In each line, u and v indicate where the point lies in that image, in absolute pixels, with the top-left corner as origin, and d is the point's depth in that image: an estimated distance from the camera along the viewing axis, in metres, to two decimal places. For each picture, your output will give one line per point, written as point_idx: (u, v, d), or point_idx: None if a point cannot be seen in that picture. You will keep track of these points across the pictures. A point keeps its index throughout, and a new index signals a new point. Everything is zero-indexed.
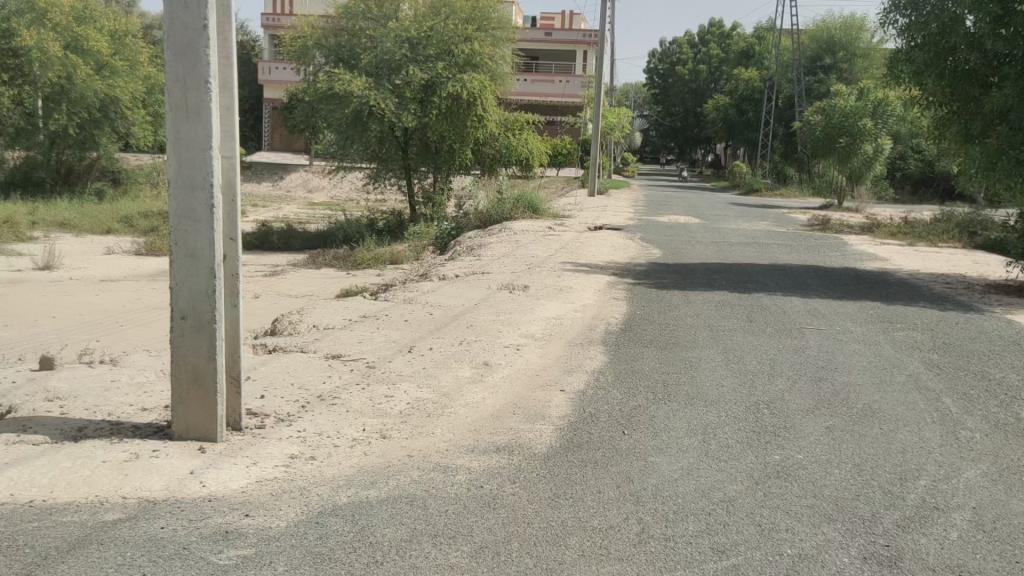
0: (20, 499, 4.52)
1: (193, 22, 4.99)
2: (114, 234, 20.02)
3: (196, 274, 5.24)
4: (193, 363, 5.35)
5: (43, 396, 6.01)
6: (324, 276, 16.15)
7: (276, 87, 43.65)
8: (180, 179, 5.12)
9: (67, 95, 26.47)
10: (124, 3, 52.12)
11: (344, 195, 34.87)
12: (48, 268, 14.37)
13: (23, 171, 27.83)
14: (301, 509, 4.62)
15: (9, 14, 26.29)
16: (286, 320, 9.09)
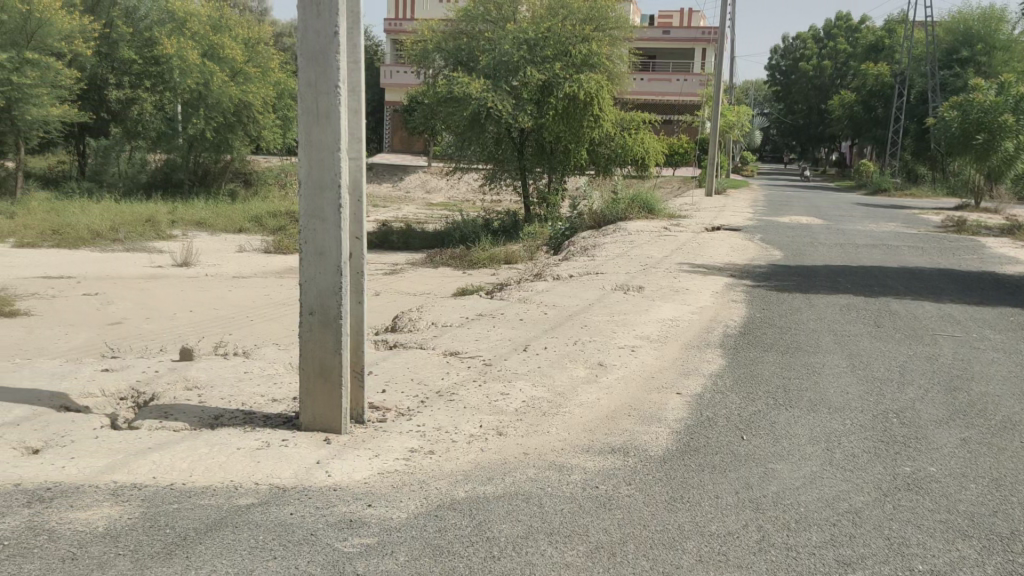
0: (163, 481, 4.82)
1: (324, 29, 5.20)
2: (245, 233, 21.02)
3: (324, 271, 5.46)
4: (320, 357, 5.57)
5: (183, 385, 6.39)
6: (442, 275, 16.50)
7: (397, 90, 44.79)
8: (310, 180, 5.35)
9: (205, 100, 28.01)
10: (257, 13, 54.77)
11: (461, 195, 35.46)
12: (186, 264, 15.25)
13: (164, 172, 29.59)
14: (420, 501, 4.74)
15: (151, 24, 29.27)
16: (406, 317, 9.33)
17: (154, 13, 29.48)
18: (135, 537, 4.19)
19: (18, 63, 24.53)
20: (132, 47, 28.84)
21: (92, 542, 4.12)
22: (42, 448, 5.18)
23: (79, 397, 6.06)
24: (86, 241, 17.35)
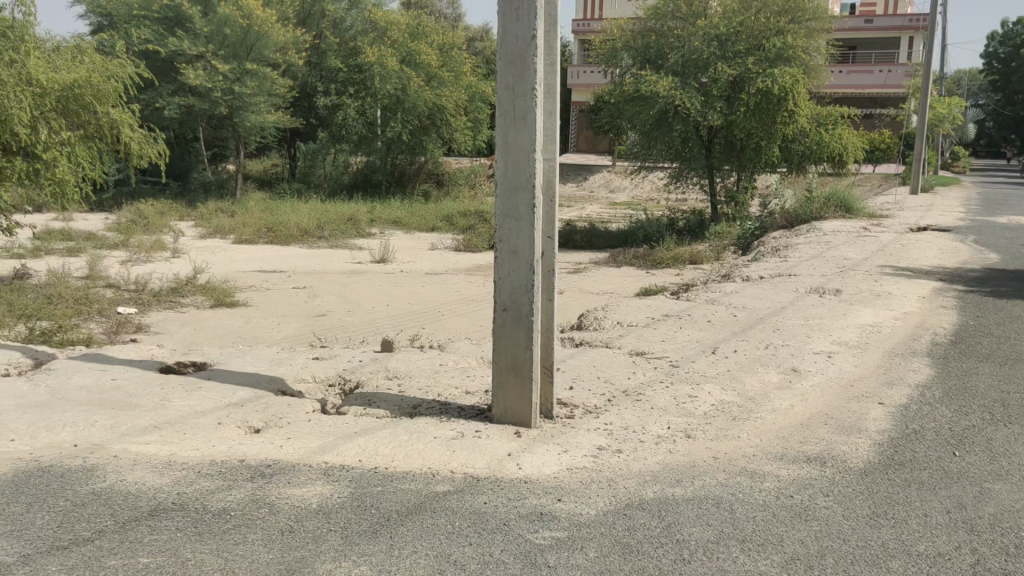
0: (368, 465, 5.15)
1: (523, 33, 5.33)
2: (437, 232, 21.88)
3: (518, 268, 5.60)
4: (512, 352, 5.73)
5: (385, 374, 6.79)
6: (626, 274, 16.44)
7: (582, 90, 45.09)
8: (507, 180, 5.51)
9: (402, 105, 29.38)
10: (450, 19, 56.79)
11: (646, 194, 35.14)
12: (383, 261, 16.12)
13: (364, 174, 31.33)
14: (609, 499, 4.78)
15: (357, 34, 30.98)
16: (591, 315, 9.39)
17: (360, 24, 31.27)
18: (344, 515, 4.50)
19: (239, 74, 26.90)
20: (338, 57, 30.81)
21: (307, 517, 4.46)
22: (263, 428, 5.67)
23: (293, 381, 6.58)
24: (295, 238, 18.70)
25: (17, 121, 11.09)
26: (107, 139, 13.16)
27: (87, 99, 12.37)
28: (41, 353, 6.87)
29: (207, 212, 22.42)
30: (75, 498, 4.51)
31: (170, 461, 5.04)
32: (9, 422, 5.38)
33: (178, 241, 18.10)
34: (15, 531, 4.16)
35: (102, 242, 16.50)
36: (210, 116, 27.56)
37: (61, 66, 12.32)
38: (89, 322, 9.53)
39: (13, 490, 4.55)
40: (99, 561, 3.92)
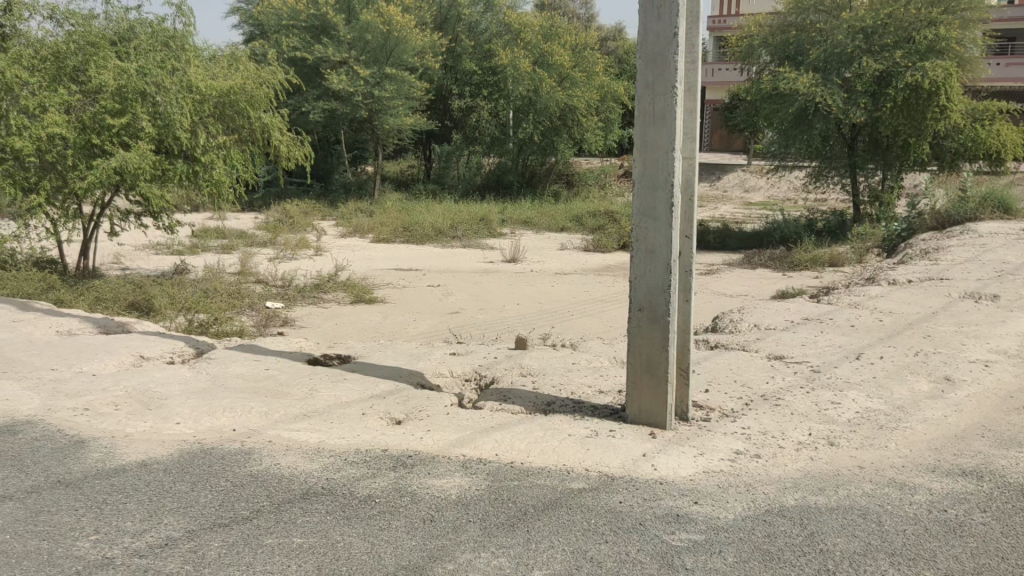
0: (505, 459, 5.24)
1: (664, 30, 5.30)
2: (568, 232, 21.97)
3: (655, 268, 5.57)
4: (647, 352, 5.69)
5: (519, 371, 6.88)
6: (761, 276, 16.03)
7: (718, 87, 43.30)
8: (645, 179, 5.49)
9: (535, 106, 29.70)
10: (584, 19, 57.08)
11: (782, 194, 34.04)
12: (514, 260, 16.33)
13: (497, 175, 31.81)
14: (748, 504, 4.69)
15: (491, 37, 31.40)
16: (727, 317, 9.21)
17: (493, 27, 31.64)
18: (482, 507, 4.60)
19: (379, 78, 27.81)
20: (474, 59, 31.41)
21: (448, 507, 4.59)
22: (403, 420, 5.86)
23: (432, 375, 6.80)
24: (429, 237, 19.22)
25: (178, 125, 12.04)
26: (258, 142, 13.83)
27: (241, 105, 13.07)
28: (202, 343, 7.35)
29: (348, 212, 23.35)
30: (234, 480, 4.81)
31: (319, 448, 5.30)
32: (175, 406, 5.79)
33: (321, 239, 18.97)
34: (181, 507, 4.47)
35: (252, 240, 17.49)
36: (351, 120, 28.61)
37: (218, 75, 13.08)
38: (241, 315, 10.14)
39: (180, 468, 4.90)
40: (256, 539, 4.16)
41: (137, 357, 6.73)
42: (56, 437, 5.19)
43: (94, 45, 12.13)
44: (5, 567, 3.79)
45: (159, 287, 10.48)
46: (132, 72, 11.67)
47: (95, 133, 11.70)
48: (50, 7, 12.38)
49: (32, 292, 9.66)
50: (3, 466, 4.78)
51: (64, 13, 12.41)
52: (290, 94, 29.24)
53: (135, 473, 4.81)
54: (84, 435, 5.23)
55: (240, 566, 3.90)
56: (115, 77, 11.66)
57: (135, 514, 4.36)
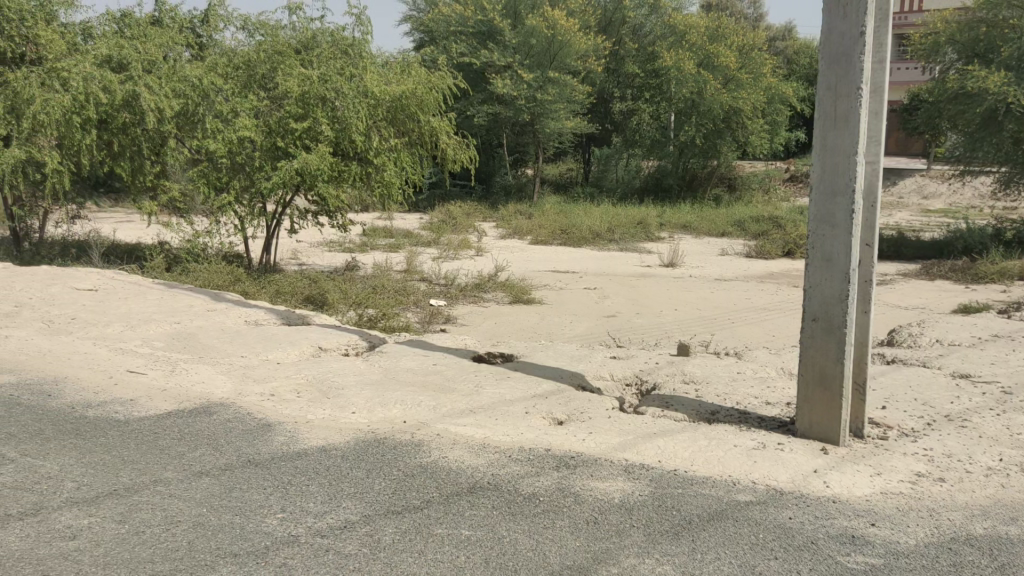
0: (668, 466, 5.19)
1: (850, 30, 5.08)
2: (728, 237, 21.44)
3: (831, 278, 5.35)
4: (820, 365, 5.48)
5: (682, 377, 6.79)
6: (940, 289, 15.06)
7: (896, 88, 40.96)
8: (823, 185, 5.29)
9: (697, 108, 29.13)
10: (752, 19, 55.69)
11: (965, 201, 31.73)
12: (672, 264, 16.11)
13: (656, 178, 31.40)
14: (931, 530, 4.42)
15: (655, 39, 31.17)
16: (905, 331, 8.71)
17: (657, 28, 31.40)
18: (646, 513, 4.58)
19: (542, 82, 28.10)
20: (636, 62, 31.32)
21: (611, 511, 4.59)
22: (565, 421, 5.92)
23: (592, 377, 6.82)
24: (587, 240, 19.30)
25: (354, 129, 12.60)
26: (426, 145, 14.07)
27: (412, 109, 13.43)
28: (374, 337, 7.69)
29: (507, 214, 23.77)
30: (405, 470, 5.00)
31: (484, 443, 5.43)
32: (351, 395, 6.09)
33: (482, 240, 19.46)
34: (358, 492, 4.70)
35: (416, 239, 18.11)
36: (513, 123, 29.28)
37: (391, 81, 13.46)
38: (407, 311, 10.56)
39: (356, 456, 5.15)
40: (426, 528, 4.32)
41: (316, 348, 7.12)
42: (246, 419, 5.58)
43: (281, 53, 13.07)
44: (204, 537, 4.10)
45: (332, 282, 11.06)
46: (314, 79, 12.41)
47: (279, 136, 12.53)
48: (243, 18, 13.33)
49: (221, 283, 10.43)
50: (201, 442, 5.17)
51: (255, 23, 13.33)
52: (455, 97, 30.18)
53: (316, 457, 5.10)
54: (271, 419, 5.60)
55: (413, 554, 4.05)
56: (299, 84, 12.45)
57: (316, 496, 4.62)
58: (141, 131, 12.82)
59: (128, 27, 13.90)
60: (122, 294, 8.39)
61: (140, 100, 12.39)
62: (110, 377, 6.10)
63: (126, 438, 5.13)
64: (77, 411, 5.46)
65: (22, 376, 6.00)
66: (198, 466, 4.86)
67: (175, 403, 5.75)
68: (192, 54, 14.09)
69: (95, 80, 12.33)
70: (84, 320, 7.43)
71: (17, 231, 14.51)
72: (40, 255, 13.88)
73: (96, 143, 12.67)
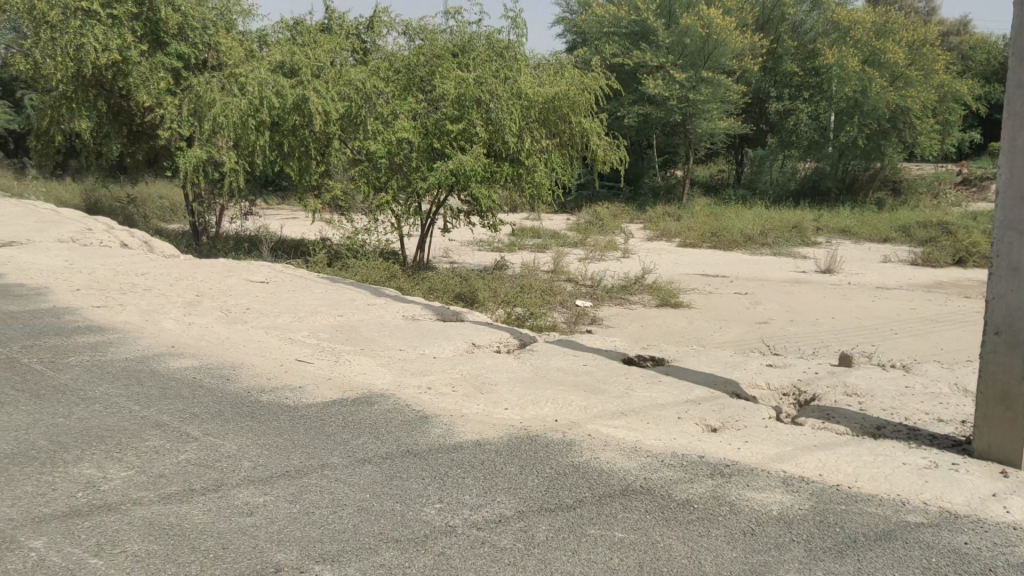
0: (830, 481, 4.98)
1: None
2: (890, 243, 20.36)
3: (1018, 288, 4.98)
4: (1003, 380, 5.11)
5: (844, 390, 6.51)
6: None
7: None
8: (1012, 190, 4.93)
9: (861, 107, 27.80)
10: (924, 13, 52.58)
11: None
12: (829, 270, 15.45)
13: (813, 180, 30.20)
14: None
15: (818, 36, 30.04)
16: None
17: (821, 25, 30.22)
18: (807, 527, 4.41)
19: (695, 82, 27.64)
20: (795, 61, 30.25)
21: (769, 523, 4.45)
22: (719, 428, 5.79)
23: (747, 386, 6.63)
24: (739, 244, 18.81)
25: (508, 130, 12.79)
26: (577, 146, 14.12)
27: (564, 110, 13.51)
28: (525, 335, 7.79)
29: (655, 216, 23.53)
30: (557, 468, 5.03)
31: (637, 446, 5.39)
32: (504, 392, 6.20)
33: (629, 241, 19.34)
34: (512, 487, 4.77)
35: (563, 239, 18.21)
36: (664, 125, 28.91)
37: (545, 83, 13.58)
38: (554, 311, 10.66)
39: (509, 451, 5.23)
40: (580, 528, 4.32)
41: (470, 345, 7.28)
42: (404, 410, 5.77)
43: (439, 57, 13.46)
44: (367, 521, 4.27)
45: (482, 280, 11.29)
46: (470, 81, 12.69)
47: (435, 138, 12.93)
48: (405, 23, 13.80)
49: (378, 279, 10.86)
50: (363, 431, 5.39)
51: (415, 27, 13.78)
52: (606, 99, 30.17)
53: (472, 451, 5.22)
54: (428, 412, 5.77)
55: (567, 552, 4.07)
56: (456, 86, 12.77)
57: (472, 489, 4.72)
58: (309, 132, 13.52)
59: (299, 33, 14.68)
60: (290, 286, 8.87)
61: (309, 103, 13.08)
62: (281, 365, 6.47)
63: (296, 423, 5.42)
64: (252, 395, 5.81)
65: (203, 360, 6.45)
66: (361, 453, 5.08)
67: (339, 392, 6.03)
68: (357, 59, 14.70)
69: (269, 85, 13.14)
70: (257, 310, 7.91)
71: (197, 226, 15.62)
72: (216, 248, 14.90)
73: (268, 143, 13.50)
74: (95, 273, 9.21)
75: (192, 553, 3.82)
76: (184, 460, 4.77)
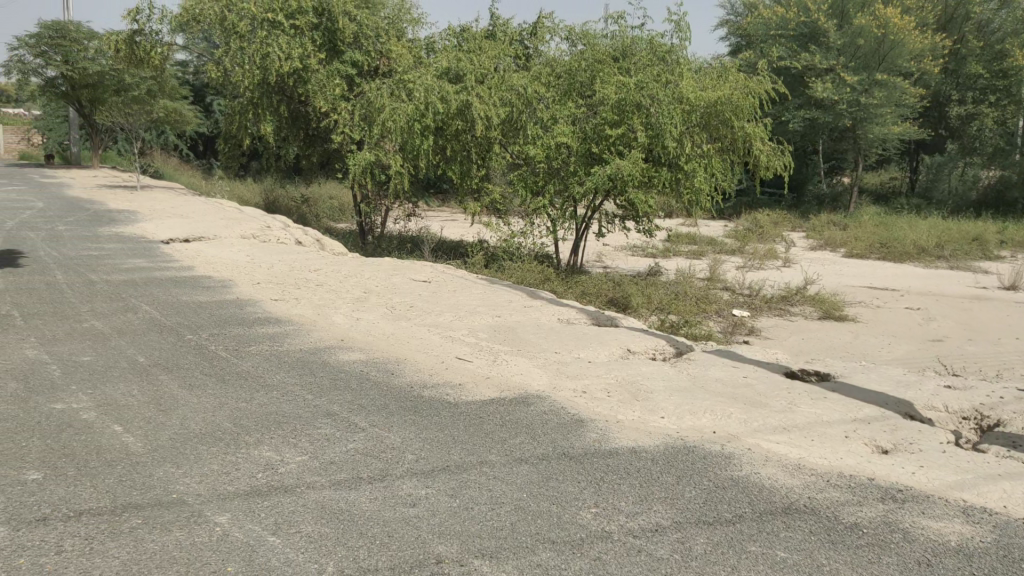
0: (1015, 514, 4.60)
1: None
2: None
3: None
4: None
5: None
6: None
7: None
8: None
9: None
10: None
11: None
12: (1013, 286, 14.32)
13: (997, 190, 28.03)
14: None
15: (1007, 35, 27.93)
16: None
17: (1011, 24, 28.03)
18: (990, 563, 4.10)
19: (868, 85, 26.38)
20: (981, 61, 28.08)
21: (945, 554, 4.17)
22: (891, 450, 5.49)
23: (922, 407, 6.25)
24: (910, 256, 17.76)
25: (668, 136, 12.61)
26: (739, 151, 13.77)
27: (727, 115, 13.14)
28: (683, 343, 7.66)
29: (819, 223, 22.59)
30: (716, 481, 4.91)
31: (800, 464, 5.18)
32: (660, 400, 6.12)
33: (791, 250, 18.69)
34: (670, 497, 4.69)
35: (720, 246, 17.85)
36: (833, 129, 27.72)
37: (707, 87, 13.30)
38: (710, 320, 10.45)
39: (666, 461, 5.16)
40: (740, 544, 4.20)
41: (625, 350, 7.24)
42: (561, 412, 5.82)
43: (601, 62, 13.54)
44: (525, 520, 4.32)
45: (637, 286, 11.21)
46: (631, 86, 12.61)
47: (593, 142, 12.98)
48: (567, 28, 13.94)
49: (533, 281, 10.99)
50: (521, 431, 5.47)
51: (577, 33, 13.91)
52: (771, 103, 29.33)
53: (628, 457, 5.18)
54: (584, 416, 5.78)
55: (727, 567, 3.98)
56: (617, 91, 12.73)
57: (628, 496, 4.68)
58: (471, 137, 13.85)
59: (465, 40, 15.11)
60: (451, 286, 9.14)
61: (472, 109, 13.44)
62: (442, 362, 6.66)
63: (456, 419, 5.57)
64: (414, 390, 6.01)
65: (369, 354, 6.74)
66: (518, 452, 5.15)
67: (498, 391, 6.14)
68: (519, 65, 15.00)
69: (435, 91, 13.61)
70: (419, 308, 8.18)
71: (364, 226, 16.35)
72: (380, 248, 15.55)
73: (433, 147, 13.96)
74: (273, 267, 9.82)
75: (360, 538, 4.00)
76: (353, 449, 5.00)
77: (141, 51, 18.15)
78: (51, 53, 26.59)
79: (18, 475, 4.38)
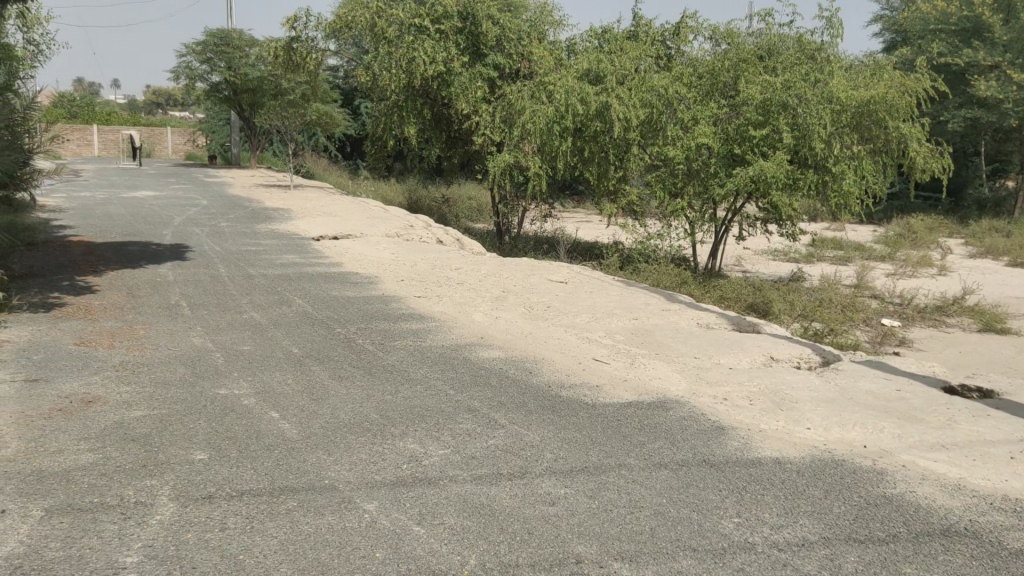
0: None
1: None
2: None
3: None
4: None
5: None
6: None
7: None
8: None
9: None
10: None
11: None
12: None
13: None
14: None
15: None
16: None
17: None
18: None
19: None
20: None
21: None
22: None
23: None
24: None
25: (816, 137, 12.16)
26: (892, 153, 13.12)
27: (880, 115, 12.55)
28: (829, 352, 7.36)
29: (980, 230, 21.20)
30: (868, 497, 4.70)
31: (960, 484, 4.87)
32: (806, 410, 5.91)
33: (948, 258, 17.65)
34: (817, 511, 4.52)
35: (869, 252, 17.06)
36: (997, 129, 25.95)
37: (859, 86, 12.75)
38: (857, 328, 10.01)
39: (813, 473, 4.97)
40: (895, 565, 4.00)
41: (768, 357, 7.03)
42: (702, 419, 5.71)
43: (745, 62, 13.24)
44: (664, 526, 4.26)
45: (779, 291, 10.86)
46: (778, 86, 12.24)
47: (737, 144, 12.67)
48: (711, 28, 13.68)
49: (669, 284, 10.84)
50: (660, 435, 5.40)
51: (722, 32, 13.63)
52: (929, 102, 27.74)
53: (772, 468, 5.03)
54: (726, 423, 5.66)
55: None
56: (762, 92, 12.40)
57: (773, 507, 4.54)
58: (610, 139, 13.80)
59: (606, 41, 15.07)
60: (587, 287, 9.14)
61: (611, 111, 13.40)
62: (580, 363, 6.67)
63: (595, 421, 5.56)
64: (553, 390, 6.05)
65: (508, 353, 6.83)
66: (657, 457, 5.09)
67: (636, 394, 6.09)
68: (661, 65, 14.83)
69: (575, 93, 13.66)
70: (556, 308, 8.23)
71: (502, 227, 16.60)
72: (516, 248, 15.75)
73: (571, 149, 14.01)
74: (415, 265, 10.12)
75: (501, 534, 4.05)
76: (494, 446, 5.08)
77: (296, 57, 19.07)
78: (215, 60, 28.41)
79: (186, 455, 4.70)
